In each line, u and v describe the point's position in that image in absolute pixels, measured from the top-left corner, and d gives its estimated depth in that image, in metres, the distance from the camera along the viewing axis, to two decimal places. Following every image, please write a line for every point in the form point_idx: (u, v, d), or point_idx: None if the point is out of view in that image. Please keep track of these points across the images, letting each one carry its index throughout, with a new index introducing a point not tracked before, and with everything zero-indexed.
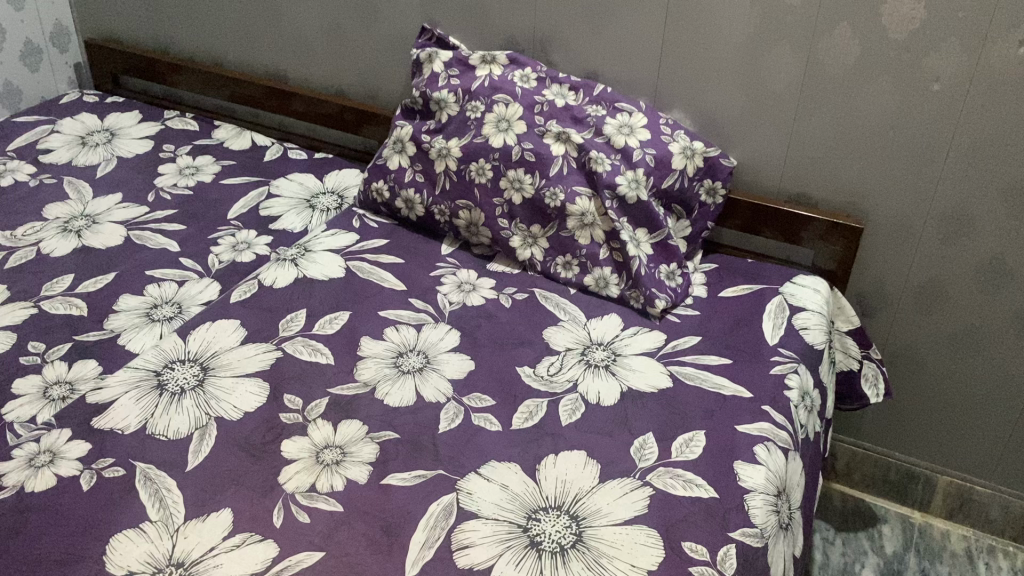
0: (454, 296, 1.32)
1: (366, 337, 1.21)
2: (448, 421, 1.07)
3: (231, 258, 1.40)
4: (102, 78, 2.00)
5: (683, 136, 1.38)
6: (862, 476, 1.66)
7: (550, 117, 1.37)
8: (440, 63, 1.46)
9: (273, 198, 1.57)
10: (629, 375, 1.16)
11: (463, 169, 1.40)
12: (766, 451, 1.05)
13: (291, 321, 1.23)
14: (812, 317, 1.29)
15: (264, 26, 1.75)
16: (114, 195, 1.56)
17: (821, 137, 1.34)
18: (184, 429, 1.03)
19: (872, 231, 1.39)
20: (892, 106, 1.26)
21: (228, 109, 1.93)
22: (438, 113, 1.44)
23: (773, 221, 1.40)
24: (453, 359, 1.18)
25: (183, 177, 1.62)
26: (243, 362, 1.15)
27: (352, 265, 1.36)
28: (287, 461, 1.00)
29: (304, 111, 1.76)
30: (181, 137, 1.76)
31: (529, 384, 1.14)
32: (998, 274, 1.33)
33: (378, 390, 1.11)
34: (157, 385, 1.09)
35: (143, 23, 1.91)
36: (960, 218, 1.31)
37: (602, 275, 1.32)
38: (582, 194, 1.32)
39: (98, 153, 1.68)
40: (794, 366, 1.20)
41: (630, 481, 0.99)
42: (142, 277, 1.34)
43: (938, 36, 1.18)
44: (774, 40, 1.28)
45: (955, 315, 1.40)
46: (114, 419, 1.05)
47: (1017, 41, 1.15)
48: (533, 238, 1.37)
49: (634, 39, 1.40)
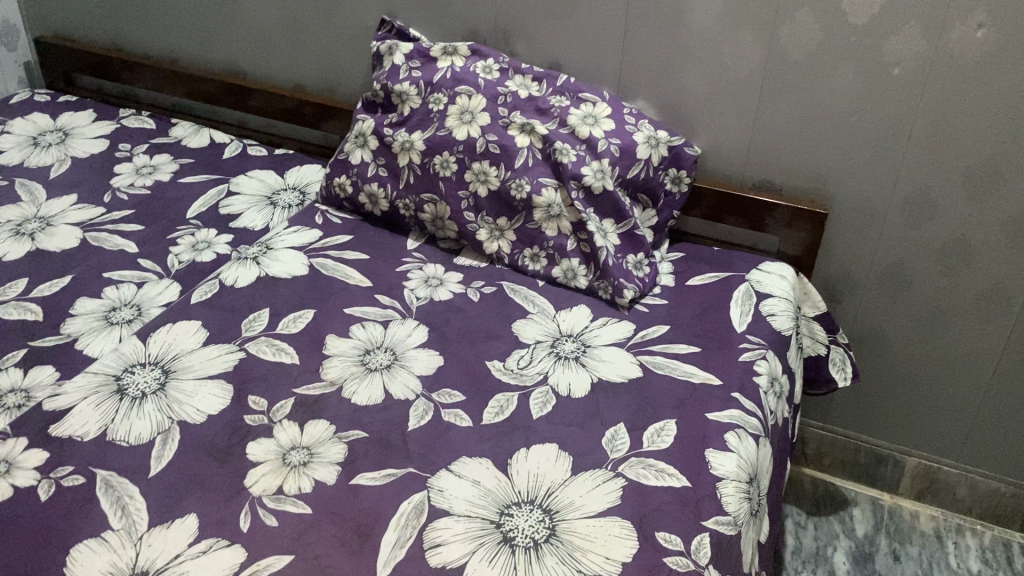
0: (420, 292, 1.30)
1: (331, 335, 1.19)
2: (417, 418, 1.05)
3: (190, 258, 1.37)
4: (54, 77, 1.94)
5: (648, 126, 1.37)
6: (832, 460, 1.68)
7: (514, 109, 1.36)
8: (401, 55, 1.44)
9: (233, 196, 1.54)
10: (599, 366, 1.15)
11: (427, 162, 1.38)
12: (737, 438, 1.05)
13: (254, 320, 1.21)
14: (779, 303, 1.30)
15: (221, 22, 1.72)
16: (69, 196, 1.51)
17: (784, 123, 1.34)
18: (146, 434, 1.01)
19: (836, 216, 1.39)
20: (855, 91, 1.26)
21: (185, 106, 1.89)
22: (400, 105, 1.42)
23: (739, 209, 1.40)
24: (421, 354, 1.16)
25: (140, 177, 1.58)
26: (205, 364, 1.12)
27: (316, 262, 1.34)
28: (253, 463, 0.98)
29: (263, 107, 1.73)
30: (137, 135, 1.72)
31: (499, 378, 1.13)
32: (961, 256, 1.34)
33: (346, 389, 1.10)
34: (117, 389, 1.06)
35: (94, 20, 1.86)
36: (923, 202, 1.32)
37: (571, 266, 1.31)
38: (548, 185, 1.31)
39: (51, 154, 1.63)
40: (763, 353, 1.20)
41: (603, 472, 0.98)
42: (99, 279, 1.30)
43: (898, 20, 1.18)
44: (736, 26, 1.28)
45: (919, 298, 1.42)
46: (73, 426, 1.02)
47: (974, 24, 1.15)
48: (500, 231, 1.36)
49: (596, 28, 1.38)
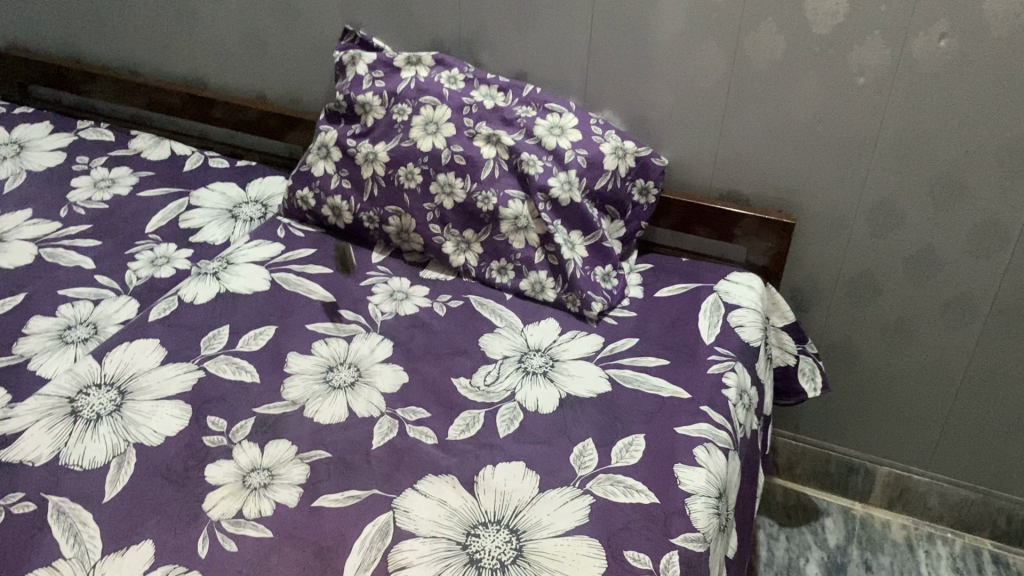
0: (385, 306, 1.28)
1: (293, 352, 1.17)
2: (381, 436, 1.03)
3: (149, 273, 1.33)
4: (10, 88, 1.90)
5: (615, 136, 1.36)
6: (804, 470, 1.67)
7: (479, 119, 1.34)
8: (364, 66, 1.42)
9: (194, 210, 1.51)
10: (567, 380, 1.14)
11: (391, 174, 1.36)
12: (706, 452, 1.04)
13: (214, 338, 1.18)
14: (748, 314, 1.29)
15: (180, 32, 1.69)
16: (23, 211, 1.47)
17: (750, 134, 1.34)
18: (101, 458, 0.97)
19: (803, 226, 1.39)
20: (820, 102, 1.26)
21: (145, 117, 1.86)
22: (364, 117, 1.40)
23: (706, 219, 1.39)
24: (385, 370, 1.14)
25: (98, 190, 1.55)
26: (162, 384, 1.09)
27: (279, 277, 1.32)
28: (211, 486, 0.95)
29: (224, 118, 1.70)
30: (96, 148, 1.68)
31: (465, 394, 1.11)
32: (927, 265, 1.35)
33: (308, 407, 1.07)
34: (71, 412, 1.03)
35: (50, 30, 1.82)
36: (889, 212, 1.32)
37: (538, 279, 1.30)
38: (515, 196, 1.29)
39: (6, 168, 1.59)
40: (732, 364, 1.19)
41: (570, 490, 0.97)
42: (54, 297, 1.27)
43: (861, 29, 1.18)
44: (702, 36, 1.27)
45: (887, 307, 1.42)
46: (23, 450, 0.98)
47: (937, 34, 1.16)
48: (466, 243, 1.34)
49: (561, 37, 1.37)
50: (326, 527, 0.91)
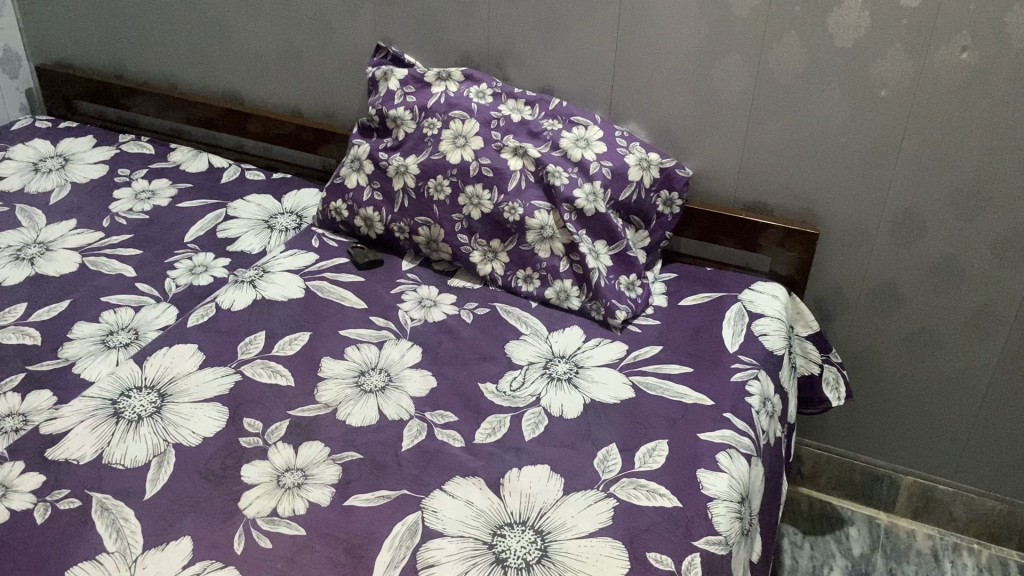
0: (415, 313, 1.31)
1: (326, 358, 1.20)
2: (410, 438, 1.06)
3: (188, 281, 1.38)
4: (56, 104, 1.97)
5: (640, 148, 1.39)
6: (828, 479, 1.68)
7: (507, 132, 1.38)
8: (396, 81, 1.46)
9: (231, 220, 1.56)
10: (591, 387, 1.16)
11: (421, 186, 1.40)
12: (729, 458, 1.06)
13: (249, 343, 1.22)
14: (771, 323, 1.30)
15: (218, 49, 1.74)
16: (68, 222, 1.53)
17: (773, 145, 1.35)
18: (141, 457, 1.02)
19: (827, 236, 1.41)
20: (843, 113, 1.28)
21: (184, 131, 1.92)
22: (396, 130, 1.44)
23: (731, 230, 1.41)
24: (415, 375, 1.18)
25: (138, 202, 1.60)
26: (200, 387, 1.13)
27: (312, 285, 1.36)
28: (248, 486, 0.99)
29: (260, 131, 1.75)
30: (137, 161, 1.74)
31: (491, 400, 1.14)
32: (950, 275, 1.35)
33: (340, 410, 1.11)
34: (113, 413, 1.07)
35: (94, 47, 1.89)
36: (911, 222, 1.33)
37: (563, 287, 1.32)
38: (541, 207, 1.33)
39: (51, 180, 1.65)
40: (755, 373, 1.20)
41: (594, 492, 0.99)
42: (97, 303, 1.32)
43: (884, 42, 1.21)
44: (725, 48, 1.30)
45: (911, 316, 1.43)
46: (69, 449, 1.02)
47: (959, 46, 1.17)
48: (493, 252, 1.37)
49: (587, 51, 1.41)
50: (355, 529, 0.94)
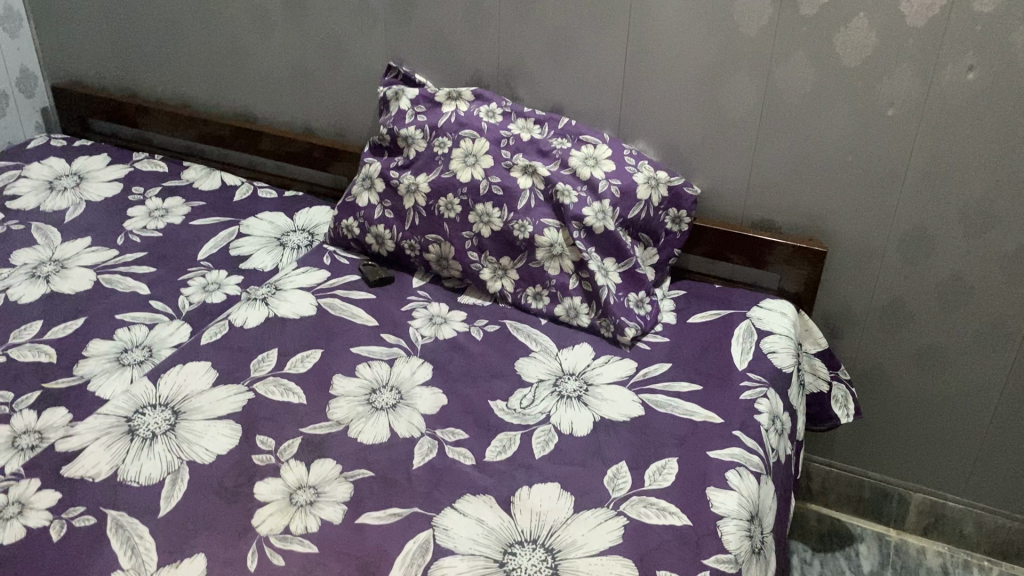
0: (425, 330, 1.33)
1: (338, 375, 1.21)
2: (421, 455, 1.07)
3: (201, 299, 1.40)
4: (70, 122, 1.99)
5: (648, 166, 1.40)
6: (838, 495, 1.68)
7: (517, 151, 1.39)
8: (406, 100, 1.48)
9: (243, 238, 1.57)
10: (601, 405, 1.17)
11: (432, 205, 1.41)
12: (738, 476, 1.06)
13: (262, 360, 1.23)
14: (780, 340, 1.31)
15: (232, 68, 1.77)
16: (83, 239, 1.55)
17: (781, 163, 1.36)
18: (156, 474, 1.03)
19: (835, 253, 1.41)
20: (850, 132, 1.29)
21: (196, 149, 1.94)
22: (406, 149, 1.46)
23: (739, 247, 1.42)
24: (426, 393, 1.18)
25: (152, 220, 1.62)
26: (214, 405, 1.14)
27: (323, 302, 1.37)
28: (261, 503, 1.00)
29: (272, 149, 1.77)
30: (151, 179, 1.76)
31: (501, 417, 1.15)
32: (959, 292, 1.36)
33: (351, 428, 1.12)
34: (128, 430, 1.08)
35: (109, 66, 1.92)
36: (920, 240, 1.34)
37: (573, 305, 1.33)
38: (550, 225, 1.34)
39: (66, 198, 1.67)
40: (764, 391, 1.21)
41: (604, 510, 0.99)
42: (112, 321, 1.33)
43: (891, 61, 1.22)
44: (733, 68, 1.31)
45: (920, 333, 1.43)
46: (84, 466, 1.04)
47: (966, 66, 1.18)
48: (503, 270, 1.38)
49: (596, 71, 1.42)
50: (366, 546, 0.94)
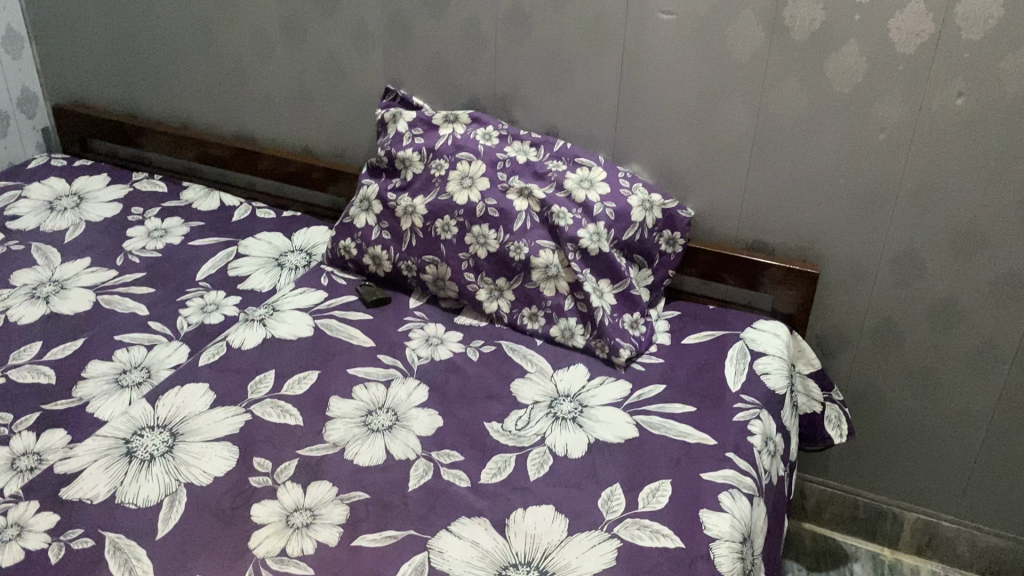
0: (421, 351, 1.34)
1: (335, 397, 1.22)
2: (417, 478, 1.08)
3: (199, 319, 1.41)
4: (71, 142, 2.01)
5: (642, 189, 1.42)
6: (832, 515, 1.68)
7: (513, 173, 1.41)
8: (404, 123, 1.50)
9: (242, 258, 1.59)
10: (595, 426, 1.18)
11: (428, 226, 1.43)
12: (731, 498, 1.07)
13: (260, 382, 1.24)
14: (773, 361, 1.32)
15: (232, 90, 1.78)
16: (82, 260, 1.56)
17: (774, 186, 1.38)
18: (154, 496, 1.03)
19: (828, 275, 1.43)
20: (842, 156, 1.31)
21: (196, 169, 1.96)
22: (404, 171, 1.47)
23: (733, 268, 1.43)
24: (422, 415, 1.19)
25: (151, 240, 1.63)
26: (211, 426, 1.15)
27: (321, 323, 1.38)
28: (258, 525, 1.00)
29: (271, 170, 1.79)
30: (150, 199, 1.78)
31: (496, 439, 1.16)
32: (950, 314, 1.37)
33: (348, 450, 1.12)
34: (127, 452, 1.09)
35: (110, 88, 1.94)
36: (911, 262, 1.35)
37: (568, 326, 1.34)
38: (546, 247, 1.35)
39: (66, 218, 1.69)
40: (757, 412, 1.22)
41: (598, 533, 1.00)
42: (111, 342, 1.34)
43: (882, 87, 1.23)
44: (726, 93, 1.33)
45: (912, 354, 1.44)
46: (82, 488, 1.04)
47: (955, 92, 1.20)
48: (499, 291, 1.39)
49: (591, 94, 1.44)
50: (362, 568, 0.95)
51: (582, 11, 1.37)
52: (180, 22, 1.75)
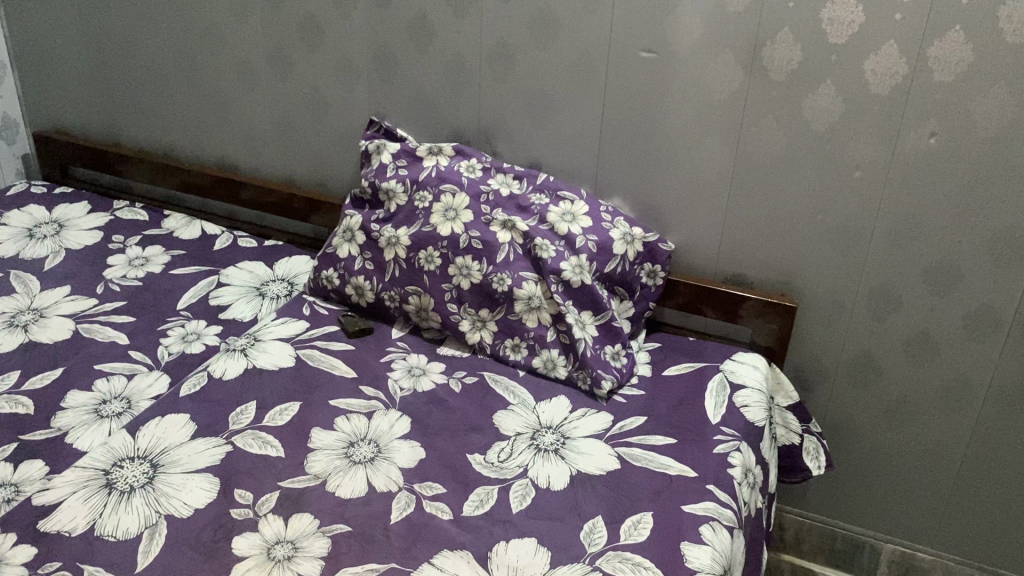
0: (404, 382, 1.34)
1: (317, 428, 1.22)
2: (399, 510, 1.08)
3: (180, 349, 1.40)
4: (51, 169, 2.00)
5: (623, 222, 1.44)
6: (811, 546, 1.70)
7: (496, 206, 1.43)
8: (388, 154, 1.52)
9: (223, 287, 1.59)
10: (577, 458, 1.19)
11: (412, 257, 1.43)
12: (711, 530, 1.08)
13: (241, 413, 1.24)
14: (752, 394, 1.34)
15: (215, 120, 1.79)
16: (62, 288, 1.55)
17: (752, 222, 1.41)
18: (133, 529, 1.02)
19: (805, 308, 1.45)
20: (818, 192, 1.34)
21: (177, 198, 1.96)
22: (387, 202, 1.49)
23: (712, 301, 1.45)
24: (404, 447, 1.20)
25: (132, 268, 1.63)
26: (192, 458, 1.14)
27: (302, 353, 1.38)
28: (239, 558, 1.00)
29: (253, 199, 1.79)
30: (131, 227, 1.77)
31: (479, 471, 1.16)
32: (924, 348, 1.40)
33: (330, 482, 1.12)
34: (106, 484, 1.08)
35: (91, 115, 1.94)
36: (886, 297, 1.38)
37: (550, 357, 1.35)
38: (529, 278, 1.37)
39: (45, 246, 1.68)
40: (737, 444, 1.23)
41: (580, 565, 1.00)
42: (91, 371, 1.33)
43: (856, 127, 1.27)
44: (707, 129, 1.36)
45: (888, 387, 1.47)
46: (60, 521, 1.03)
47: (927, 132, 1.24)
48: (482, 321, 1.40)
49: (574, 130, 1.46)
50: None
51: (565, 49, 1.39)
52: (164, 52, 1.76)
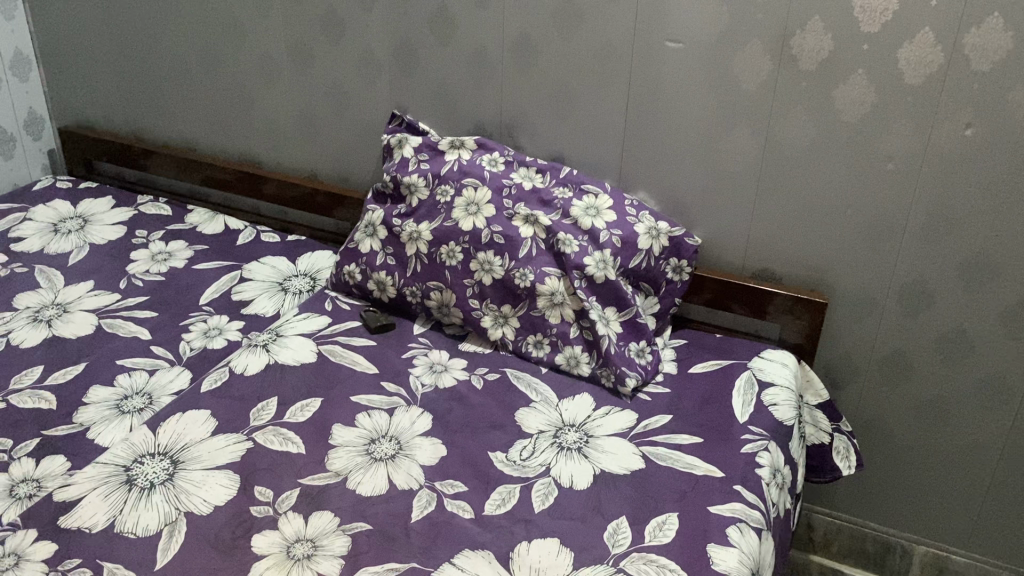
0: (425, 378, 1.33)
1: (337, 425, 1.21)
2: (419, 509, 1.07)
3: (202, 344, 1.40)
4: (76, 165, 2.01)
5: (649, 217, 1.41)
6: (840, 547, 1.66)
7: (518, 201, 1.41)
8: (410, 148, 1.51)
9: (245, 283, 1.58)
10: (601, 457, 1.17)
11: (433, 252, 1.42)
12: (738, 532, 1.05)
13: (262, 409, 1.23)
14: (780, 392, 1.30)
15: (238, 114, 1.79)
16: (86, 283, 1.56)
17: (780, 216, 1.37)
18: (153, 526, 1.02)
19: (835, 304, 1.42)
20: (849, 186, 1.30)
21: (200, 193, 1.96)
22: (409, 197, 1.47)
23: (740, 297, 1.42)
24: (425, 444, 1.18)
25: (155, 263, 1.63)
26: (213, 454, 1.14)
27: (324, 349, 1.37)
28: (258, 557, 0.98)
29: (276, 194, 1.78)
30: (155, 222, 1.77)
31: (500, 470, 1.14)
32: (959, 346, 1.36)
33: (350, 480, 1.11)
34: (126, 480, 1.08)
35: (116, 110, 1.94)
36: (919, 293, 1.34)
37: (573, 354, 1.33)
38: (552, 274, 1.34)
39: (70, 241, 1.68)
40: (765, 444, 1.20)
41: (603, 567, 0.98)
42: (113, 367, 1.33)
43: (889, 118, 1.23)
44: (734, 121, 1.33)
45: (921, 385, 1.43)
46: (81, 517, 1.03)
47: (963, 123, 1.20)
48: (504, 317, 1.38)
49: (598, 122, 1.44)
50: None
51: (588, 40, 1.37)
52: (187, 46, 1.75)
